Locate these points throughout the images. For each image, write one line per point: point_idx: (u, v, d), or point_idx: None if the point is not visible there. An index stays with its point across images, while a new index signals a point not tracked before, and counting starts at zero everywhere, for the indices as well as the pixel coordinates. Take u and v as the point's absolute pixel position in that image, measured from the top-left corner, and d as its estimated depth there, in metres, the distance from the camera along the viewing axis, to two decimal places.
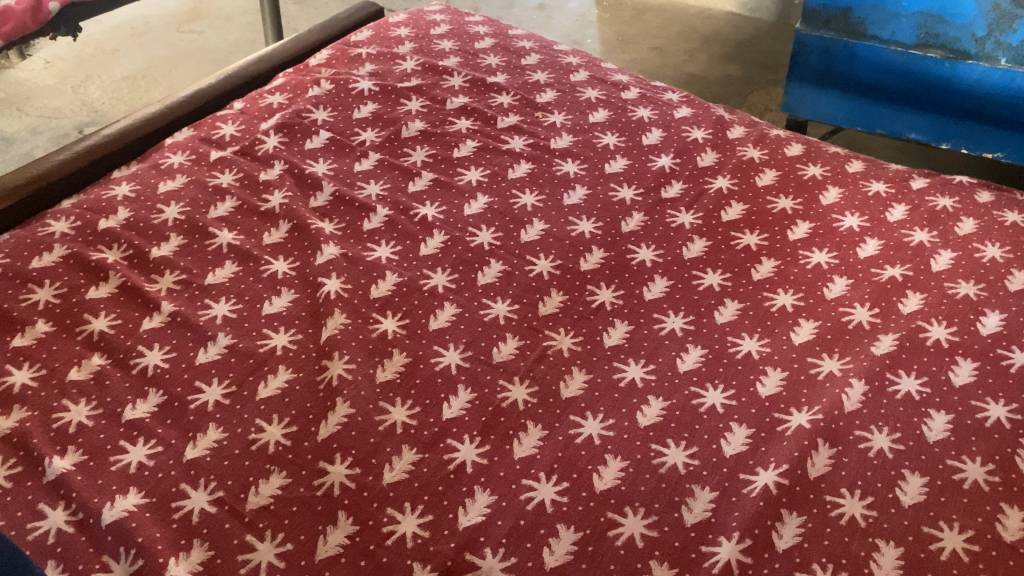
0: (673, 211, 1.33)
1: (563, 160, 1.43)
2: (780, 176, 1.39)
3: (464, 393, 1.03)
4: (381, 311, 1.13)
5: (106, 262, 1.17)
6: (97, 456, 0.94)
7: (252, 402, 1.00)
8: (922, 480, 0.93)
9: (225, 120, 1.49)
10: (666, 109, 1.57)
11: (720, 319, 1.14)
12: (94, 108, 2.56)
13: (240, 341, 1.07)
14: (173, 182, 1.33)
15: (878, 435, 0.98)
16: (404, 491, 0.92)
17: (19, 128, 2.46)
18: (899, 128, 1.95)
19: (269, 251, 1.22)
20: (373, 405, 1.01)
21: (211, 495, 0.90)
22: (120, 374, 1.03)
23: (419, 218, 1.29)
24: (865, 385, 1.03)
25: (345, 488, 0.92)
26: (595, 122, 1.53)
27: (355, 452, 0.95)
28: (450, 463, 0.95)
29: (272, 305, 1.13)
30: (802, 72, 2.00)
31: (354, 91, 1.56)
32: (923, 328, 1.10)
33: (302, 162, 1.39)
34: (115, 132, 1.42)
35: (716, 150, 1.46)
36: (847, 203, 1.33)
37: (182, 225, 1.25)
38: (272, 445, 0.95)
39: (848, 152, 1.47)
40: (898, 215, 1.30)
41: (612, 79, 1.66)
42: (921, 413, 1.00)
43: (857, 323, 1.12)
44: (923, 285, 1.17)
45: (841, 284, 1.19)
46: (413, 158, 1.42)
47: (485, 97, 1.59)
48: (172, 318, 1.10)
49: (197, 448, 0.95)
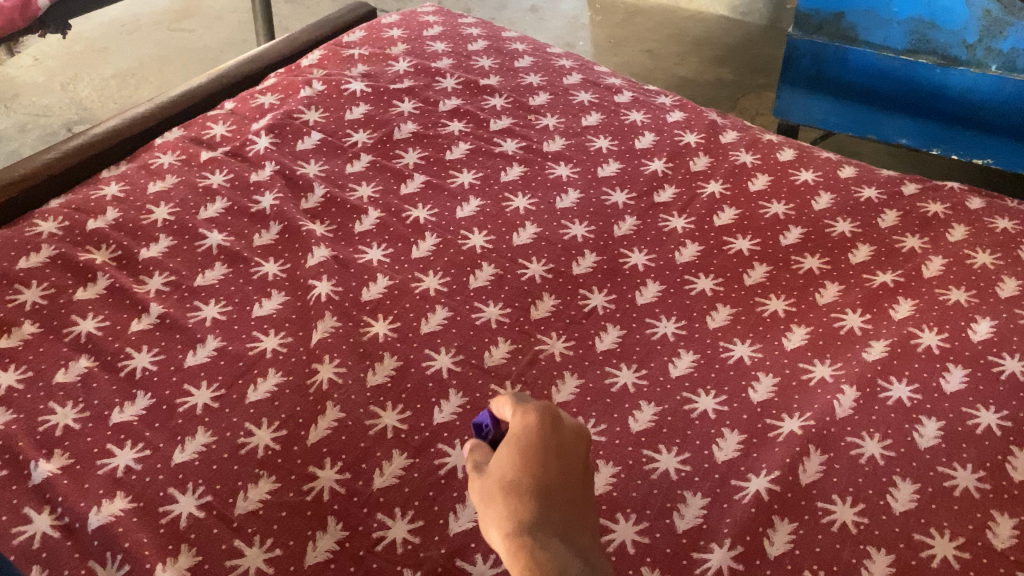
0: (665, 216, 1.33)
1: (556, 163, 1.43)
2: (773, 181, 1.39)
3: (456, 397, 1.02)
4: (372, 314, 1.12)
5: (95, 263, 1.16)
6: (83, 459, 0.93)
7: (242, 406, 0.99)
8: (913, 487, 0.93)
9: (216, 120, 1.48)
10: (659, 113, 1.57)
11: (713, 324, 1.14)
12: (82, 106, 2.54)
13: (230, 344, 1.06)
14: (163, 182, 1.32)
15: (869, 441, 0.98)
16: (395, 496, 0.91)
17: (7, 126, 2.44)
18: (890, 134, 1.96)
19: (260, 253, 1.21)
20: (363, 409, 1.00)
21: (199, 500, 0.89)
22: (107, 377, 1.02)
23: (411, 221, 1.28)
24: (857, 392, 1.03)
25: (335, 494, 0.91)
26: (588, 125, 1.53)
27: (345, 457, 0.95)
28: (440, 467, 0.94)
29: (262, 308, 1.12)
30: (794, 76, 2.01)
31: (346, 92, 1.55)
32: (914, 335, 1.10)
33: (294, 163, 1.38)
34: (104, 132, 1.41)
35: (709, 155, 1.46)
36: (840, 209, 1.33)
37: (172, 226, 1.24)
38: (261, 450, 0.94)
39: (840, 157, 1.48)
40: (890, 221, 1.30)
41: (605, 83, 1.66)
42: (913, 420, 1.00)
43: (849, 329, 1.13)
44: (914, 292, 1.17)
45: (833, 290, 1.19)
46: (405, 160, 1.42)
47: (478, 100, 1.58)
48: (160, 320, 1.09)
49: (185, 452, 0.94)
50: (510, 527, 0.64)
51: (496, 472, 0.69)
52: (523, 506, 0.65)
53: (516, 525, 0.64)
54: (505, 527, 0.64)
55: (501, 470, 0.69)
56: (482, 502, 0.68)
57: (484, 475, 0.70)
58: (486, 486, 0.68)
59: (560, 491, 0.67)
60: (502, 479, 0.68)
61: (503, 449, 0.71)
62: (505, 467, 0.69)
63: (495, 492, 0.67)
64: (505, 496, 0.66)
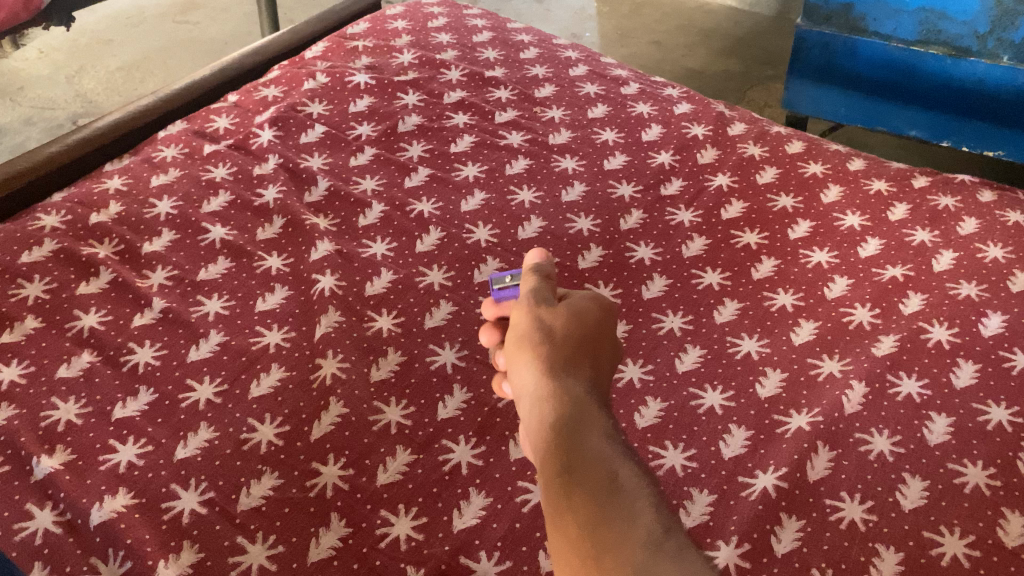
0: (672, 209, 1.32)
1: (561, 156, 1.41)
2: (781, 174, 1.38)
3: (460, 392, 1.01)
4: (376, 308, 1.11)
5: (97, 257, 1.15)
6: (85, 455, 0.92)
7: (245, 401, 0.98)
8: (923, 483, 0.92)
9: (219, 114, 1.47)
10: (666, 105, 1.55)
11: (720, 318, 1.13)
12: (88, 99, 2.53)
13: (233, 339, 1.06)
14: (167, 176, 1.31)
15: (878, 437, 0.97)
16: (398, 492, 0.90)
17: (12, 119, 2.44)
18: (900, 125, 1.94)
19: (263, 247, 1.20)
20: (367, 404, 0.99)
21: (202, 496, 0.89)
22: (110, 372, 1.01)
23: (415, 215, 1.27)
24: (866, 387, 1.02)
25: (339, 490, 0.90)
26: (595, 117, 1.51)
27: (349, 452, 0.94)
28: (445, 464, 0.93)
29: (266, 302, 1.11)
30: (803, 67, 1.98)
31: (350, 85, 1.54)
32: (924, 330, 1.09)
33: (298, 156, 1.37)
34: (107, 125, 1.40)
35: (717, 147, 1.44)
36: (848, 202, 1.31)
37: (175, 220, 1.23)
38: (264, 445, 0.94)
39: (849, 150, 1.46)
40: (900, 214, 1.28)
41: (611, 74, 1.64)
42: (922, 416, 0.99)
43: (858, 324, 1.11)
44: (924, 286, 1.16)
45: (842, 284, 1.18)
46: (410, 153, 1.40)
47: (483, 92, 1.57)
48: (163, 314, 1.08)
49: (188, 448, 0.93)
50: (541, 357, 0.69)
51: (541, 310, 0.76)
52: (559, 347, 0.71)
53: (549, 358, 0.69)
54: (537, 354, 0.70)
55: (547, 312, 0.75)
56: (515, 331, 0.75)
57: (528, 306, 0.77)
58: (527, 314, 0.75)
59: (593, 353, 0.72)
60: (543, 317, 0.75)
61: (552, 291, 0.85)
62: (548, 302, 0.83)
63: (532, 322, 0.74)
64: (543, 331, 0.73)
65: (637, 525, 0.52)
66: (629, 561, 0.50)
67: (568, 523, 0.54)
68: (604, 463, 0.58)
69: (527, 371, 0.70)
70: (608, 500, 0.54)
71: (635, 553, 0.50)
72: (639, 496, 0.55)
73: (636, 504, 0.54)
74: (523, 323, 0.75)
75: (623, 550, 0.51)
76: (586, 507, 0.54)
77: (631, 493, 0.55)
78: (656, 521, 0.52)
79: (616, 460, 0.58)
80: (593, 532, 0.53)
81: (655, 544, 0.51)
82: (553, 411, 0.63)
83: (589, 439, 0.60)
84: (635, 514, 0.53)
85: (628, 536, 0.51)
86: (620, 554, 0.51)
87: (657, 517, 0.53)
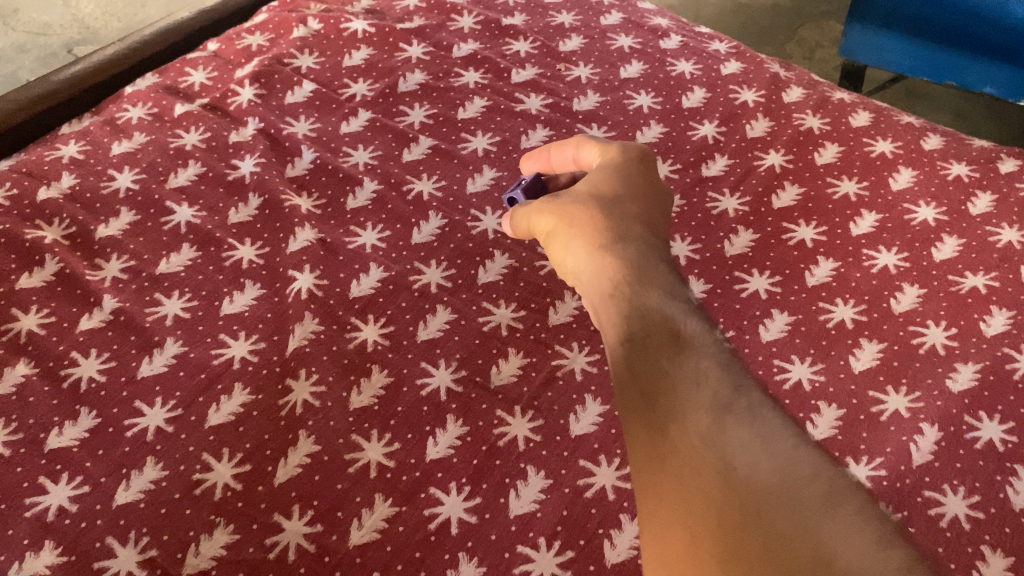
0: (714, 194, 1.14)
1: (586, 124, 1.21)
2: (844, 153, 1.18)
3: (454, 426, 0.85)
4: (360, 315, 0.95)
5: (43, 242, 0.99)
6: (10, 496, 0.78)
7: (201, 432, 0.84)
8: (1006, 561, 0.77)
9: (195, 65, 1.27)
10: (712, 62, 1.34)
11: (766, 336, 0.98)
12: (86, 25, 2.35)
13: (192, 351, 0.90)
14: (130, 142, 1.13)
15: (952, 497, 0.82)
16: (374, 556, 0.75)
17: (4, 45, 2.27)
18: (973, 82, 1.67)
19: (235, 232, 1.03)
20: (343, 439, 0.84)
21: (141, 555, 0.75)
22: (46, 389, 0.87)
23: (413, 196, 1.09)
24: (938, 432, 0.87)
25: (302, 552, 0.75)
26: (628, 77, 1.31)
27: (317, 503, 0.79)
28: (431, 520, 0.78)
29: (233, 304, 0.95)
30: (867, 11, 1.73)
31: (346, 33, 1.34)
32: (1010, 358, 0.93)
33: (281, 120, 1.18)
34: (65, 79, 1.20)
35: (769, 117, 1.24)
36: (922, 190, 1.12)
37: (135, 197, 1.06)
38: (219, 490, 0.79)
39: (924, 121, 1.25)
40: (983, 207, 1.09)
41: (649, 23, 1.42)
42: (1006, 471, 0.83)
43: (930, 347, 0.95)
44: (1011, 300, 0.98)
45: (912, 295, 1.01)
46: (410, 119, 1.21)
47: (499, 44, 1.36)
48: (114, 317, 0.93)
49: (129, 491, 0.79)
50: (598, 234, 0.71)
51: (578, 198, 0.76)
52: (607, 229, 0.71)
53: (606, 233, 0.71)
54: (586, 236, 0.71)
55: (586, 193, 0.77)
56: (557, 219, 0.75)
57: (562, 198, 0.78)
58: (571, 198, 0.77)
59: (640, 220, 0.73)
60: (583, 200, 0.76)
61: (597, 172, 0.80)
62: (595, 181, 0.78)
63: (576, 205, 0.75)
64: (580, 214, 0.74)
65: (702, 388, 0.54)
66: (696, 424, 0.52)
67: (636, 385, 0.56)
68: (670, 326, 0.60)
69: (578, 257, 0.71)
70: (672, 362, 0.56)
71: (702, 416, 0.52)
72: (707, 361, 0.56)
73: (700, 366, 0.56)
74: (559, 214, 0.75)
75: (692, 408, 0.53)
76: (652, 369, 0.56)
77: (699, 355, 0.57)
78: (724, 383, 0.54)
79: (683, 326, 0.60)
80: (661, 395, 0.54)
81: (723, 406, 0.52)
82: (621, 280, 0.66)
83: (651, 306, 0.62)
84: (701, 376, 0.55)
85: (696, 395, 0.54)
86: (685, 416, 0.52)
87: (723, 375, 0.55)
